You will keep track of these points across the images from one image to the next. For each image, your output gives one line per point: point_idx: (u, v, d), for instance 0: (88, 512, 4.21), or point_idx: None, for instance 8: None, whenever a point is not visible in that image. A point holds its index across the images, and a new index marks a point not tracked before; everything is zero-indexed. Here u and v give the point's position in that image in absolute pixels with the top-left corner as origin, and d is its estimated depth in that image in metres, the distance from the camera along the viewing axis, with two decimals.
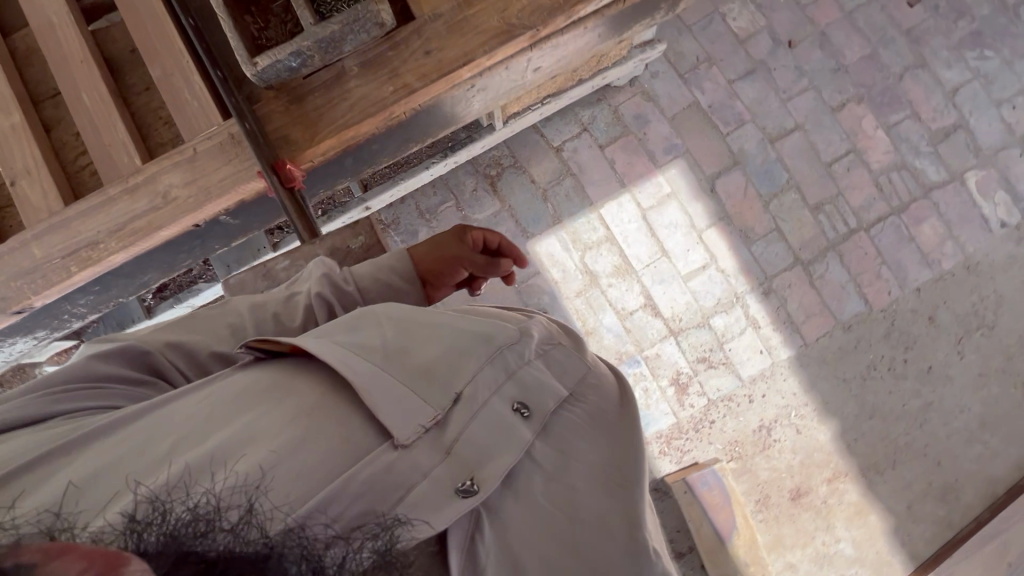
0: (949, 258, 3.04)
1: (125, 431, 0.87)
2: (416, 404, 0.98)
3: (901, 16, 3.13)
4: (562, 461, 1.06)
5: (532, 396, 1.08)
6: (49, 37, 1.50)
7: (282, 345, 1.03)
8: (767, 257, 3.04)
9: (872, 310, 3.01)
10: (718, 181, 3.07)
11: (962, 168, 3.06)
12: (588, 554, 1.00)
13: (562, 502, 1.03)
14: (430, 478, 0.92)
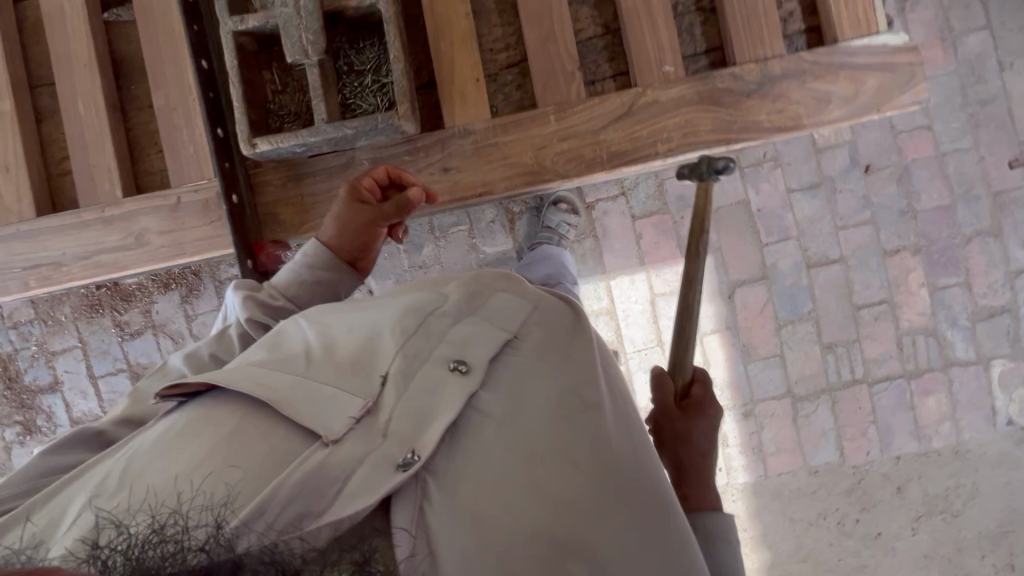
0: (941, 438, 2.92)
1: (115, 456, 1.06)
2: (337, 394, 1.09)
3: (996, 175, 2.85)
4: (509, 404, 1.16)
5: (469, 353, 1.19)
6: None
7: (196, 384, 1.12)
8: (759, 380, 2.93)
9: (843, 463, 2.93)
10: (739, 289, 2.91)
11: (992, 354, 2.88)
12: (551, 483, 1.09)
13: (520, 449, 1.11)
14: (372, 458, 1.01)
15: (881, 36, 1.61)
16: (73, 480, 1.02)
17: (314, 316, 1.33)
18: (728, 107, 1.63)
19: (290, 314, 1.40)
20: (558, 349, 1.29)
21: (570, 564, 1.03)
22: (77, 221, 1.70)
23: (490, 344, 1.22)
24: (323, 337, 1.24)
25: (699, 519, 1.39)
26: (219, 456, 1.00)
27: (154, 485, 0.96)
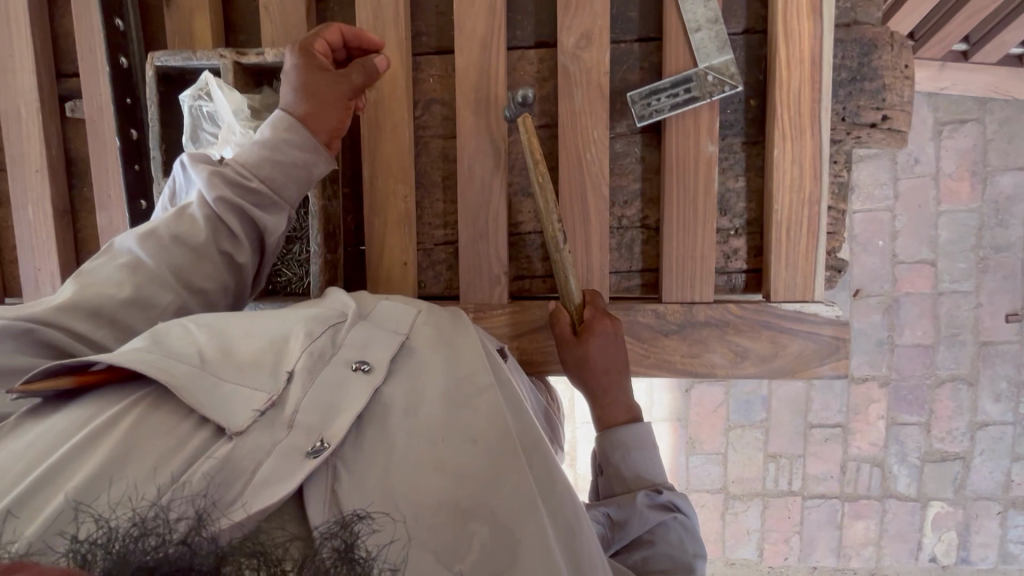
0: (861, 560, 3.00)
1: (39, 431, 0.66)
2: (240, 390, 0.71)
3: (988, 325, 2.74)
4: (415, 392, 0.78)
5: (373, 349, 0.82)
6: (10, 129, 1.39)
7: (64, 380, 0.70)
8: (698, 473, 2.99)
9: (760, 562, 3.03)
10: (697, 385, 2.93)
11: (932, 494, 2.91)
12: (444, 455, 0.72)
13: (407, 426, 0.75)
14: (283, 444, 0.68)
15: (813, 306, 1.24)
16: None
17: (210, 321, 0.81)
18: (641, 341, 1.29)
19: (277, 177, 1.09)
20: (449, 345, 0.88)
21: (473, 528, 0.68)
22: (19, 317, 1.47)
23: (389, 340, 0.84)
24: (221, 346, 0.76)
25: (614, 463, 1.10)
26: (151, 438, 0.65)
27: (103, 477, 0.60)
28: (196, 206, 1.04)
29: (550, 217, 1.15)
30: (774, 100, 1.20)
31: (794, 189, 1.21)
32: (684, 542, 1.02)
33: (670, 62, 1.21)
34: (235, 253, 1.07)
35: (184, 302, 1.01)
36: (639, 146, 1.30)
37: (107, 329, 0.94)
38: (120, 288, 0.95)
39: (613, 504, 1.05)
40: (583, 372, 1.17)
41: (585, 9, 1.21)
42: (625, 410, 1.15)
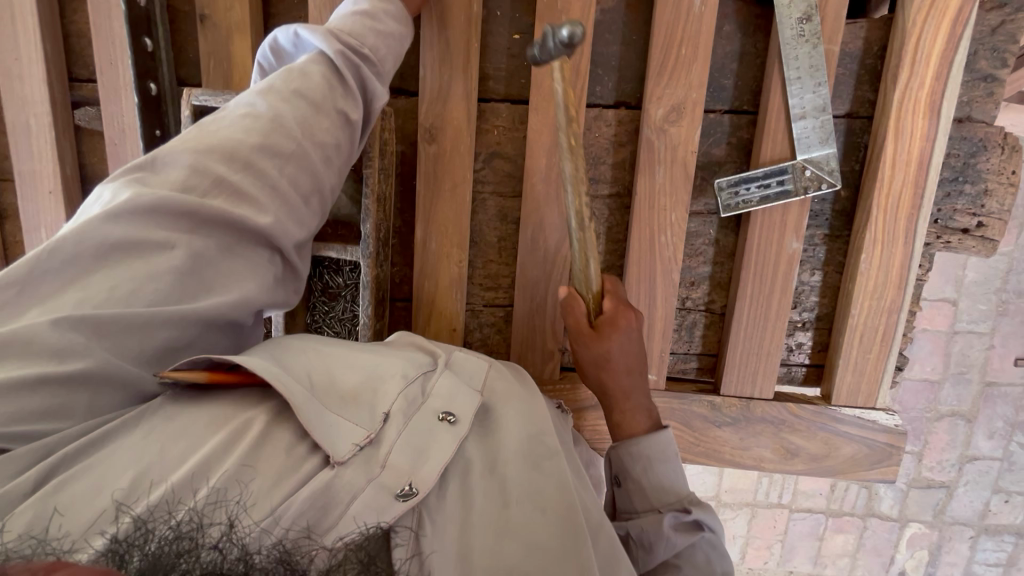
0: (834, 566, 3.17)
1: (162, 425, 0.69)
2: (342, 424, 0.73)
3: (995, 367, 2.77)
4: (492, 455, 0.79)
5: (459, 400, 0.82)
6: (18, 141, 1.24)
7: (197, 373, 0.73)
8: (693, 480, 3.07)
9: (740, 564, 3.19)
10: None
11: (911, 516, 3.03)
12: (520, 520, 0.73)
13: (487, 486, 0.76)
14: (375, 482, 0.69)
15: (872, 412, 1.22)
16: (69, 475, 0.63)
17: (316, 348, 0.85)
18: (692, 431, 1.25)
19: (382, 47, 1.02)
20: (528, 404, 0.87)
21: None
22: None
23: (475, 393, 0.84)
24: (325, 375, 0.79)
25: (635, 478, 0.99)
26: (252, 453, 0.68)
27: (173, 482, 0.63)
28: (310, 65, 0.96)
29: (579, 193, 0.95)
30: (870, 201, 1.11)
31: (875, 296, 1.15)
32: (712, 562, 0.92)
33: (765, 147, 1.11)
34: (350, 111, 0.98)
35: (307, 160, 0.92)
36: (714, 227, 1.21)
37: (242, 174, 0.86)
38: (247, 136, 0.88)
39: (633, 526, 0.95)
40: (608, 375, 1.04)
41: (680, 77, 1.09)
42: (648, 416, 1.04)
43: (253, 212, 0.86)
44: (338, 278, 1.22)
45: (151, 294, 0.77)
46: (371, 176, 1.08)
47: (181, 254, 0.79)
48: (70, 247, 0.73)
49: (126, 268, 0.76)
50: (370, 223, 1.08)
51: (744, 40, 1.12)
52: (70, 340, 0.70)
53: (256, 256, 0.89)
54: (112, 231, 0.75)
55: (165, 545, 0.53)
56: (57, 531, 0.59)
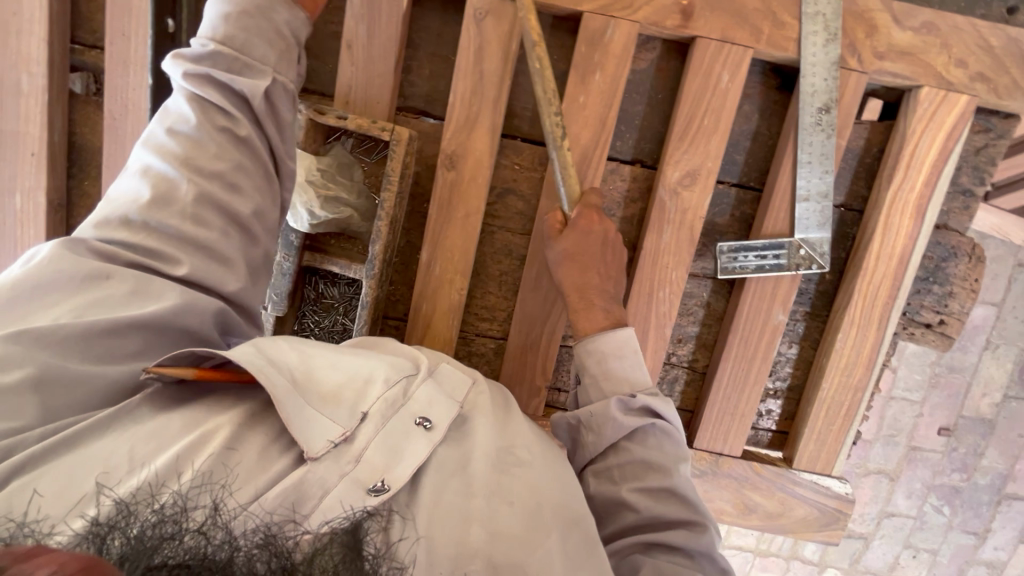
0: None
1: (137, 427, 0.70)
2: (320, 420, 0.75)
3: (923, 426, 2.60)
4: (464, 458, 0.81)
5: (436, 406, 0.83)
6: (8, 100, 1.16)
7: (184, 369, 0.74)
8: None
9: None
10: None
11: (824, 566, 2.85)
12: (486, 514, 0.75)
13: (456, 481, 0.78)
14: (349, 477, 0.72)
15: (828, 479, 1.29)
16: (51, 464, 0.65)
17: (312, 346, 0.88)
18: None
19: (242, 34, 0.92)
20: (503, 420, 0.90)
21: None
22: None
23: (451, 402, 0.86)
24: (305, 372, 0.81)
25: (590, 373, 1.02)
26: (231, 444, 0.71)
27: (156, 469, 0.65)
28: (183, 100, 0.91)
29: (550, 103, 1.03)
30: (853, 289, 1.19)
31: (845, 373, 1.23)
32: (663, 447, 0.94)
33: (767, 220, 1.17)
34: (234, 128, 0.92)
35: (202, 189, 0.88)
36: (708, 290, 1.28)
37: (149, 231, 0.86)
38: (138, 194, 0.87)
39: (584, 412, 0.98)
40: (580, 273, 1.06)
41: (698, 145, 1.14)
42: (604, 321, 1.05)
43: (166, 264, 0.85)
44: (332, 289, 1.21)
45: (83, 315, 0.77)
46: (388, 199, 1.06)
47: (118, 284, 0.81)
48: (7, 296, 0.75)
49: (57, 307, 0.77)
50: (379, 245, 1.08)
51: (759, 121, 1.19)
52: (11, 350, 0.70)
53: (187, 282, 0.87)
54: (39, 282, 0.78)
55: (148, 527, 0.54)
56: (36, 512, 0.60)
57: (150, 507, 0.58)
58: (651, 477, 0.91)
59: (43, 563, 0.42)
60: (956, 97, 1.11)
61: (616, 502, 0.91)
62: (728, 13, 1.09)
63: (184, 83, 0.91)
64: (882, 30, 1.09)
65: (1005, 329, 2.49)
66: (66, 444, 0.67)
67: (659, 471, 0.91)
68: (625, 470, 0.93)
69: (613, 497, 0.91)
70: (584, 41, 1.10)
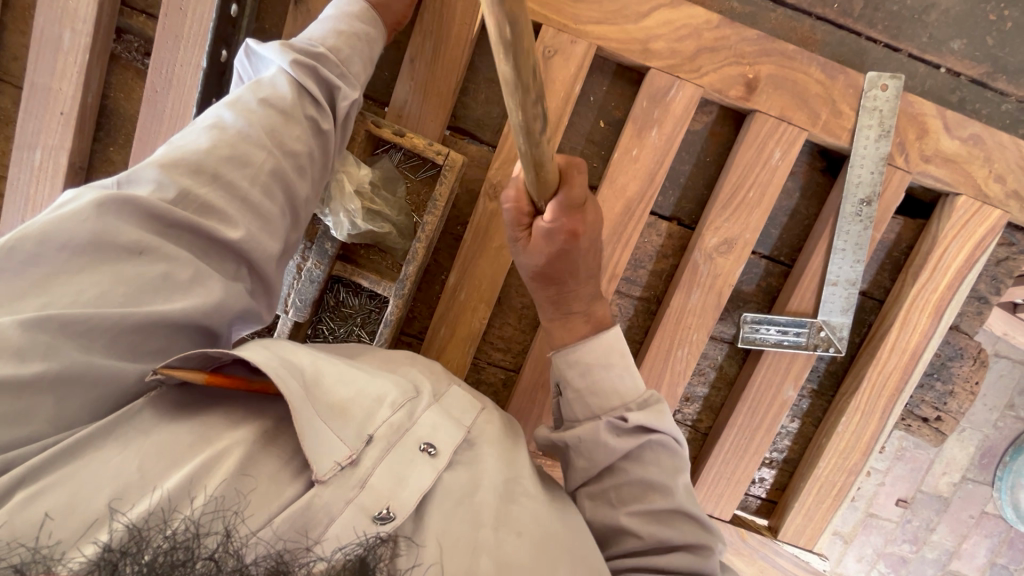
0: None
1: (148, 439, 0.64)
2: (327, 434, 0.70)
3: (883, 495, 2.68)
4: (468, 488, 0.77)
5: (442, 431, 0.80)
6: (46, 54, 1.11)
7: (193, 372, 0.68)
8: None
9: None
10: None
11: None
12: (494, 546, 0.72)
13: (463, 511, 0.74)
14: (354, 504, 0.67)
15: (807, 554, 1.32)
16: (61, 469, 0.60)
17: (305, 351, 0.80)
18: None
19: (346, 48, 0.96)
20: (507, 451, 0.87)
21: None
22: None
23: (457, 428, 0.82)
24: (313, 378, 0.75)
25: (575, 386, 0.96)
26: (244, 467, 0.66)
27: (170, 488, 0.61)
28: (278, 76, 0.89)
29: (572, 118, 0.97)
30: (863, 375, 1.22)
31: (842, 455, 1.25)
32: (661, 462, 0.87)
33: (794, 295, 1.19)
34: (321, 120, 0.91)
35: (279, 165, 0.83)
36: (722, 353, 1.29)
37: (211, 187, 0.77)
38: (213, 144, 0.79)
39: (572, 437, 0.92)
40: (554, 289, 1.00)
41: (740, 216, 1.15)
42: (573, 333, 1.01)
43: (221, 225, 0.77)
44: (354, 299, 1.18)
45: (122, 297, 0.68)
46: (431, 223, 1.06)
47: (150, 265, 0.71)
48: (29, 249, 0.64)
49: (92, 273, 0.67)
50: (413, 267, 1.07)
51: (799, 199, 1.22)
52: (35, 339, 0.61)
53: (227, 266, 0.79)
54: (78, 233, 0.67)
55: (160, 554, 0.51)
56: (47, 537, 0.56)
57: (162, 531, 0.54)
58: (652, 498, 0.86)
59: None
60: (990, 210, 1.15)
61: (616, 528, 0.86)
62: (789, 92, 1.11)
63: (285, 63, 0.89)
64: (933, 135, 1.12)
65: (973, 415, 2.59)
66: (70, 452, 0.62)
67: (660, 491, 0.86)
68: (624, 491, 0.87)
69: (612, 523, 0.86)
70: (647, 95, 1.11)
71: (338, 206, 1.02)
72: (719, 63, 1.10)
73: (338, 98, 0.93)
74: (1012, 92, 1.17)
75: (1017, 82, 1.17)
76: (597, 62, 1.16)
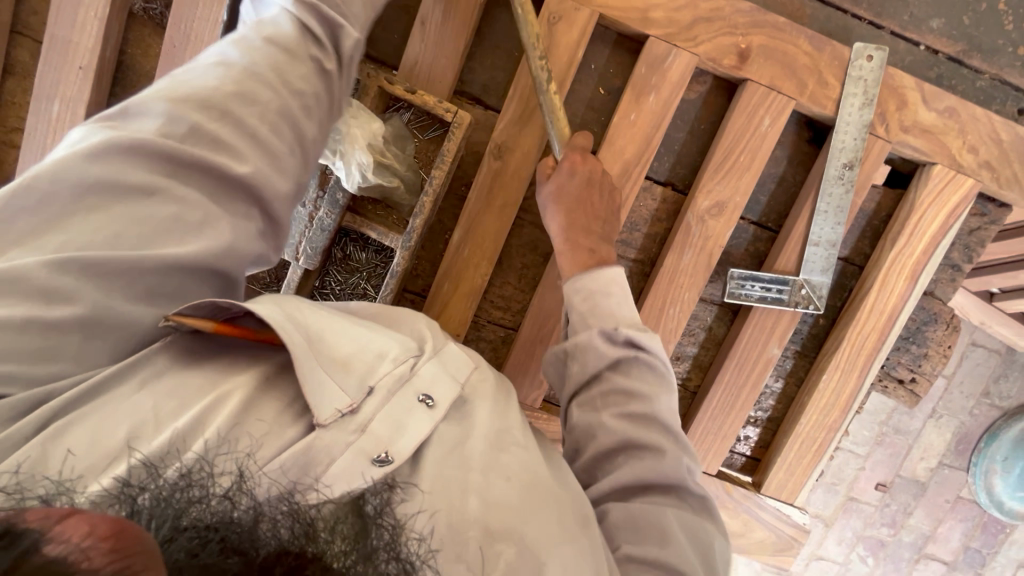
0: None
1: (161, 384, 0.65)
2: (330, 384, 0.68)
3: (863, 479, 2.75)
4: (460, 433, 0.74)
5: (441, 381, 0.76)
6: (68, 8, 1.15)
7: (203, 320, 0.68)
8: None
9: None
10: None
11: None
12: (487, 479, 0.70)
13: (455, 459, 0.71)
14: (353, 448, 0.66)
15: (789, 507, 1.38)
16: (84, 415, 0.61)
17: (303, 307, 0.77)
18: None
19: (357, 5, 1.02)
20: (503, 403, 0.82)
21: (501, 545, 0.66)
22: None
23: (454, 380, 0.78)
24: (312, 334, 0.72)
25: (578, 308, 1.02)
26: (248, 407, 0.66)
27: (181, 432, 0.61)
28: (280, 15, 0.94)
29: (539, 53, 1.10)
30: (843, 335, 1.29)
31: (822, 412, 1.32)
32: (645, 377, 0.93)
33: (779, 257, 1.26)
34: (323, 59, 0.95)
35: (284, 103, 0.88)
36: (712, 315, 1.36)
37: (218, 121, 0.81)
38: (221, 80, 0.84)
39: (569, 342, 0.99)
40: (568, 214, 1.11)
41: (730, 180, 1.21)
42: (579, 262, 1.08)
43: (231, 159, 0.80)
44: (360, 253, 1.23)
45: (135, 236, 0.71)
46: (438, 178, 1.11)
47: (162, 201, 0.74)
48: (47, 186, 0.68)
49: (105, 212, 0.71)
50: (420, 219, 1.11)
51: (786, 167, 1.28)
52: (61, 280, 0.65)
53: (237, 206, 0.81)
54: (89, 169, 0.70)
55: (175, 489, 0.52)
56: (67, 471, 0.57)
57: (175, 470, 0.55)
58: (634, 405, 0.90)
59: (78, 523, 0.38)
60: (963, 179, 1.22)
61: (596, 431, 0.90)
62: (779, 63, 1.18)
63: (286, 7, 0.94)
64: (911, 106, 1.20)
65: (950, 402, 2.69)
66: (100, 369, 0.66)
67: (640, 401, 0.90)
68: (609, 399, 0.92)
69: (593, 425, 0.91)
70: (645, 62, 1.17)
71: (350, 158, 1.06)
72: (714, 33, 1.17)
73: (342, 38, 0.98)
74: (986, 70, 1.25)
75: (990, 60, 1.24)
76: (598, 32, 1.22)
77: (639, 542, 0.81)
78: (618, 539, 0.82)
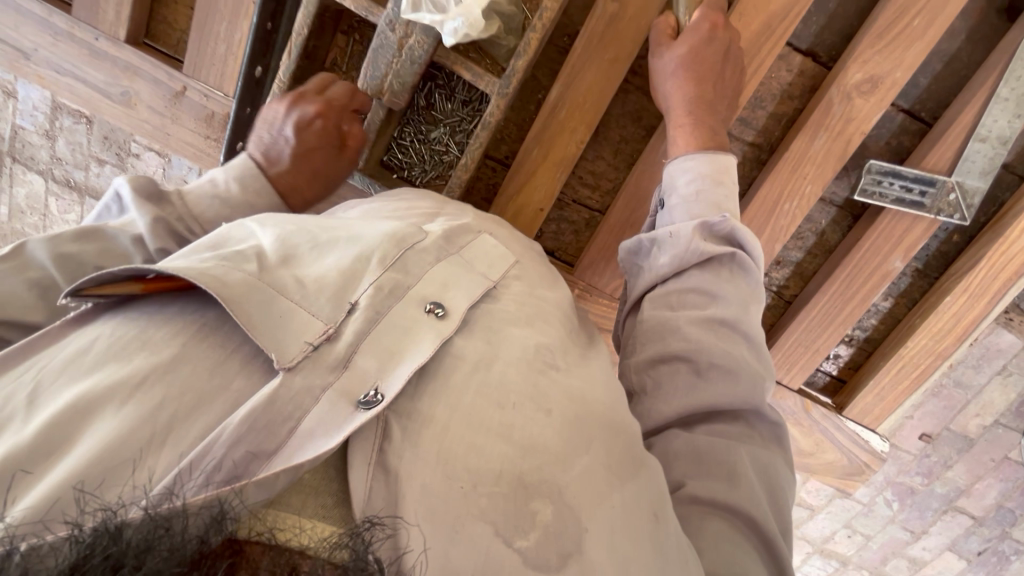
0: None
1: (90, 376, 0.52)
2: (295, 312, 0.58)
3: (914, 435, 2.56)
4: (489, 351, 0.66)
5: (453, 290, 0.68)
6: None
7: (127, 285, 0.58)
8: None
9: None
10: None
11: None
12: (517, 422, 0.61)
13: (480, 378, 0.63)
14: (334, 388, 0.55)
15: (869, 434, 1.30)
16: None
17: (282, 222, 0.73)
18: None
19: None
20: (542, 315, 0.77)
21: (535, 504, 0.57)
22: (65, 32, 1.16)
23: (478, 281, 0.73)
24: (287, 254, 0.66)
25: (681, 193, 0.94)
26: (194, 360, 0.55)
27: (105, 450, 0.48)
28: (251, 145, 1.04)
29: None
30: (982, 253, 1.11)
31: (933, 337, 1.18)
32: (735, 282, 0.85)
33: (930, 153, 1.07)
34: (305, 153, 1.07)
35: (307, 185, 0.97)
36: (828, 219, 1.21)
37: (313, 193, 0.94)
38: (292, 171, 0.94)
39: (664, 230, 0.92)
40: (696, 86, 0.96)
41: (895, 50, 1.00)
42: (696, 141, 0.96)
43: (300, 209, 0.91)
44: (446, 103, 1.10)
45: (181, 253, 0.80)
46: (549, 11, 0.93)
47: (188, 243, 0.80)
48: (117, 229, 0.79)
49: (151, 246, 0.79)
50: (523, 61, 0.96)
51: (963, 43, 1.05)
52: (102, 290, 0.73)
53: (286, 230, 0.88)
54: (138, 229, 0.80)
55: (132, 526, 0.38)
56: None
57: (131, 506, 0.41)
58: (713, 308, 0.82)
59: None
60: None
61: (668, 327, 0.83)
62: None
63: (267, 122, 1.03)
64: None
65: None
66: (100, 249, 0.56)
67: (723, 304, 0.82)
68: (684, 298, 0.86)
69: (666, 322, 0.84)
70: None
71: None
72: None
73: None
74: None
75: None
76: None
77: (703, 476, 0.73)
78: (680, 472, 0.74)
